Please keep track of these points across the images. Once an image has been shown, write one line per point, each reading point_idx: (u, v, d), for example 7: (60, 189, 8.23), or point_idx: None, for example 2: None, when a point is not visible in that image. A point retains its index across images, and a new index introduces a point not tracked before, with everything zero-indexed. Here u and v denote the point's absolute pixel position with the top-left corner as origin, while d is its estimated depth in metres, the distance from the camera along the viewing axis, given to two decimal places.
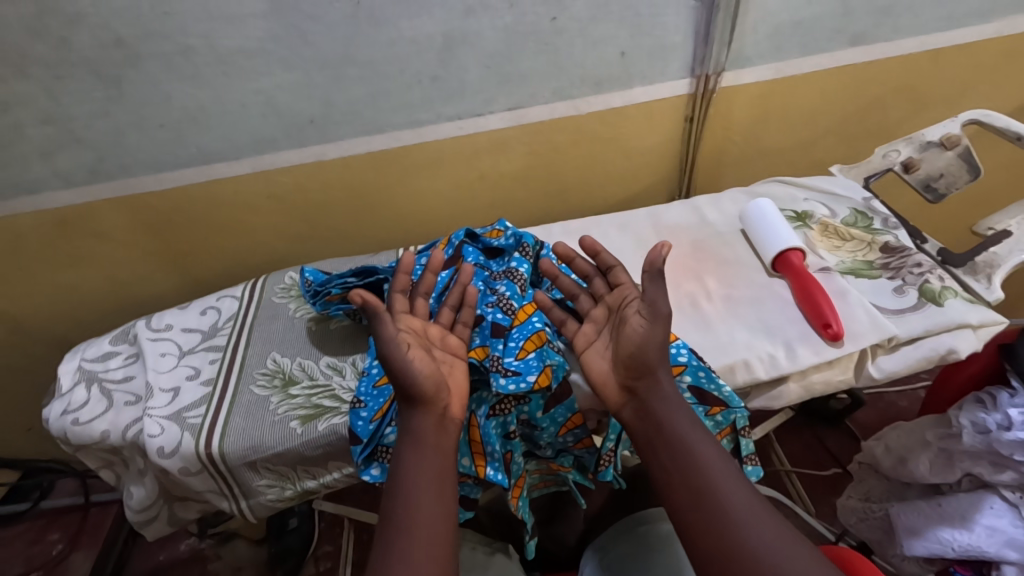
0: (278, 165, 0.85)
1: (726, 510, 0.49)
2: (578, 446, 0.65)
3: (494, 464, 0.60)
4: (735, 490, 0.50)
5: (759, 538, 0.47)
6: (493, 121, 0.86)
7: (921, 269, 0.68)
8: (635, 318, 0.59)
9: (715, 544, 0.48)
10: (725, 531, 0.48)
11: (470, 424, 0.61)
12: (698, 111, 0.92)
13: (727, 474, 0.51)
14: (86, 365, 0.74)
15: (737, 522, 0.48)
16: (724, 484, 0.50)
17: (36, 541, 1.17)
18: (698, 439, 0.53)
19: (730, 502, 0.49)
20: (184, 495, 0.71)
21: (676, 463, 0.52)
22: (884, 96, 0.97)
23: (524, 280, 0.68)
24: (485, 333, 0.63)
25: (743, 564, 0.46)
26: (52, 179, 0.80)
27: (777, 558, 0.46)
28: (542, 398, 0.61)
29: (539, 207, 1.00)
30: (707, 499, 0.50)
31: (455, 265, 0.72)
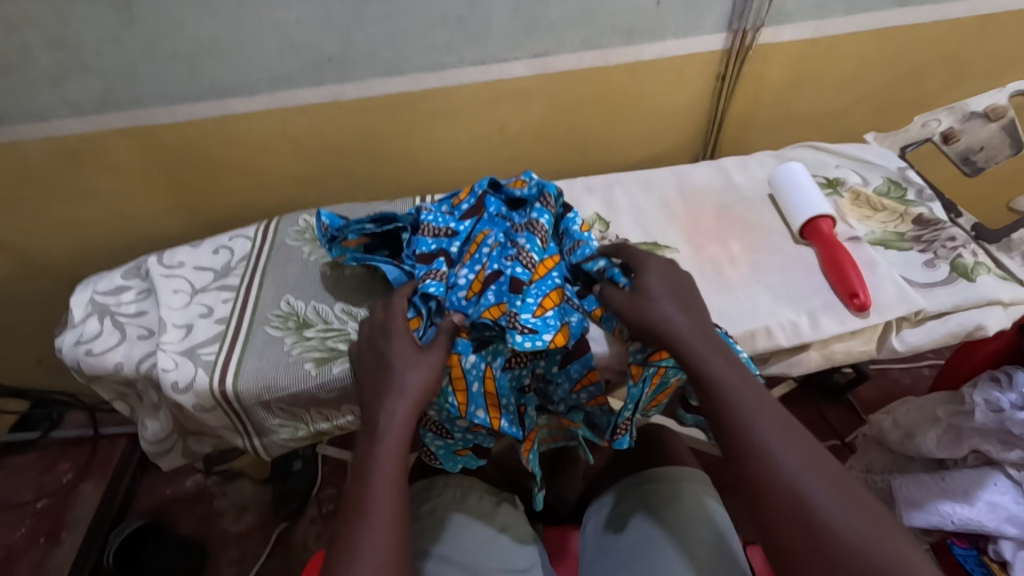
0: (294, 104, 0.82)
1: (753, 445, 0.50)
2: (590, 403, 0.65)
3: (508, 416, 0.61)
4: (768, 425, 0.51)
5: (788, 466, 0.48)
6: (516, 68, 0.83)
7: (954, 244, 0.66)
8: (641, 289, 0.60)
9: (748, 472, 0.50)
10: (757, 465, 0.49)
11: (484, 376, 0.60)
12: (731, 70, 0.88)
13: (756, 407, 0.52)
14: (98, 298, 0.73)
15: (761, 450, 0.50)
16: (752, 418, 0.51)
17: (46, 470, 1.19)
18: (730, 378, 0.53)
19: (761, 437, 0.50)
20: (198, 430, 0.71)
21: (712, 398, 0.53)
22: (925, 64, 0.93)
23: (545, 233, 0.67)
24: (501, 288, 0.60)
25: (773, 491, 0.48)
26: (62, 107, 0.77)
27: (806, 483, 0.48)
28: (559, 354, 0.61)
29: (556, 164, 0.98)
30: (736, 432, 0.51)
31: (477, 215, 0.69)
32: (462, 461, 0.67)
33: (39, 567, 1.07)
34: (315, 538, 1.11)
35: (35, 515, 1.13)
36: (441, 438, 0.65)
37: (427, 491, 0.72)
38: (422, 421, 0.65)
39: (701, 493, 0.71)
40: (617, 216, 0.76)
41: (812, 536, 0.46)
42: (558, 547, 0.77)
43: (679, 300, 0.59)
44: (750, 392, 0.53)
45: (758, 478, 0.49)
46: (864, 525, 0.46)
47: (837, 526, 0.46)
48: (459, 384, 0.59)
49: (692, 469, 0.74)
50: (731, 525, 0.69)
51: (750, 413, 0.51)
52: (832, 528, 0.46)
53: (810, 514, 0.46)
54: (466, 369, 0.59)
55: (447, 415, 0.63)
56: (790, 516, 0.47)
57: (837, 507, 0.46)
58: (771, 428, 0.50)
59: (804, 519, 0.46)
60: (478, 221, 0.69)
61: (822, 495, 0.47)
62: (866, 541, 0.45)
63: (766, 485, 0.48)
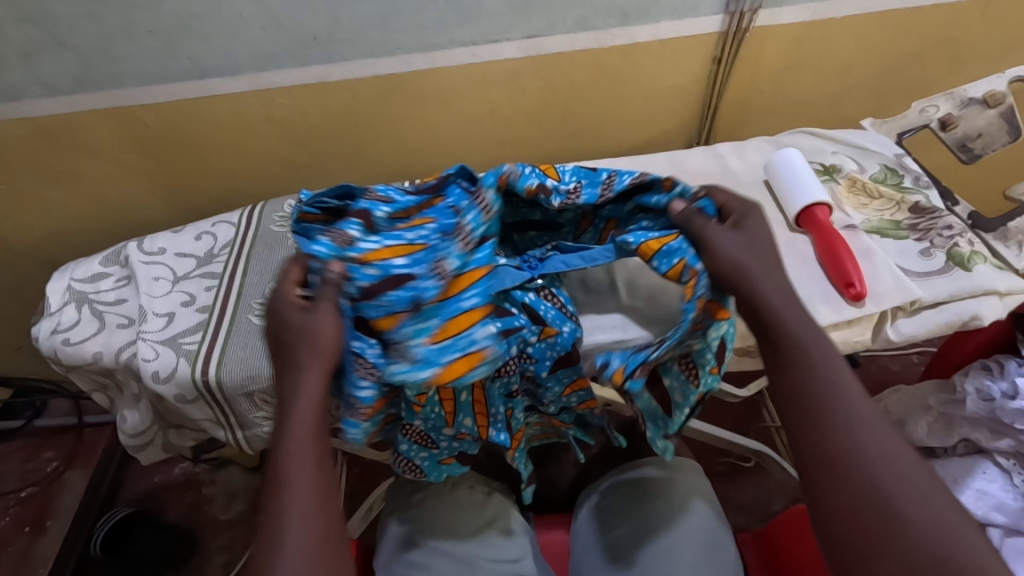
0: (278, 85, 0.79)
1: (831, 421, 0.45)
2: (580, 406, 0.64)
3: (496, 425, 0.60)
4: (852, 403, 0.45)
5: (869, 450, 0.43)
6: (508, 50, 0.80)
7: (951, 232, 0.65)
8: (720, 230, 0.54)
9: (819, 449, 0.44)
10: (830, 443, 0.44)
11: (368, 373, 0.53)
12: (727, 53, 0.86)
13: (840, 382, 0.46)
14: (76, 285, 0.71)
15: (838, 426, 0.44)
16: (835, 391, 0.46)
17: (30, 458, 1.17)
18: (816, 346, 0.48)
19: (840, 413, 0.45)
20: (180, 422, 0.69)
21: (789, 362, 0.48)
22: (923, 49, 0.91)
23: (469, 239, 0.56)
24: (408, 294, 0.53)
25: (847, 472, 0.43)
26: (35, 85, 0.74)
27: (884, 471, 0.42)
28: (549, 359, 0.58)
29: (548, 149, 0.96)
30: (813, 404, 0.46)
31: (430, 200, 0.60)
32: (447, 470, 0.66)
33: (24, 557, 1.05)
34: None
35: (19, 504, 1.11)
36: (426, 449, 0.63)
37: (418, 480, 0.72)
38: (406, 433, 0.61)
39: (694, 481, 0.71)
40: None
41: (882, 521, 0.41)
42: (551, 534, 0.77)
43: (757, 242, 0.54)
44: (833, 364, 0.47)
45: (831, 456, 0.44)
46: (936, 523, 0.40)
47: (908, 520, 0.41)
48: (446, 395, 0.57)
49: (684, 458, 0.74)
50: (722, 514, 0.70)
51: (833, 387, 0.46)
52: (902, 521, 0.41)
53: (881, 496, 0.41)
54: (455, 381, 0.57)
55: (434, 428, 0.60)
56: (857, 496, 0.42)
57: (913, 504, 0.41)
58: (854, 406, 0.45)
59: (876, 503, 0.41)
60: (425, 205, 0.60)
61: (895, 487, 0.42)
62: (940, 540, 0.40)
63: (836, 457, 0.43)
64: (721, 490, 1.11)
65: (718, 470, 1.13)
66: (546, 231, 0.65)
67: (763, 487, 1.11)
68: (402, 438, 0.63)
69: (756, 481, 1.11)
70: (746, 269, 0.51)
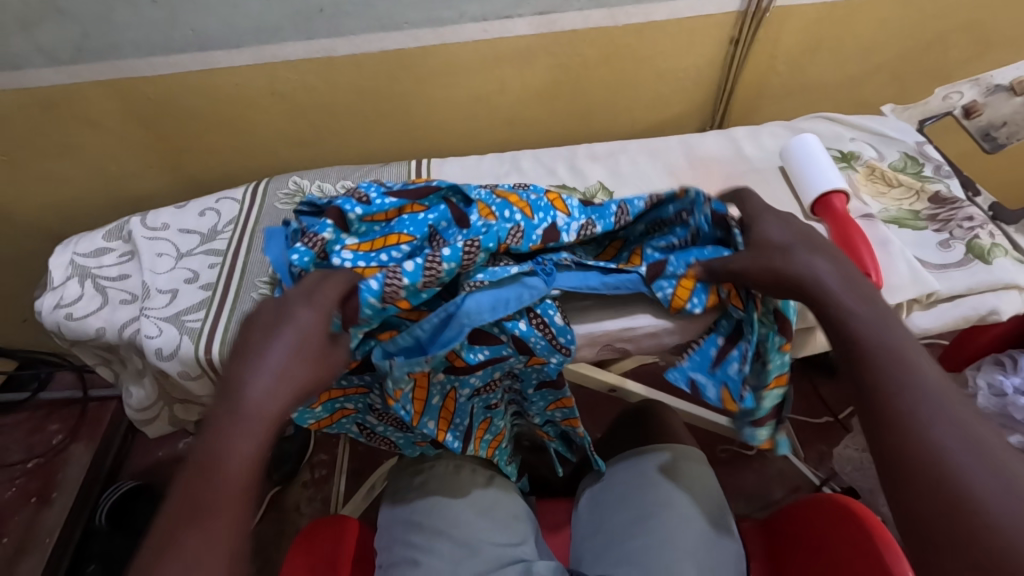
0: (283, 58, 0.77)
1: (893, 377, 0.41)
2: (565, 422, 0.65)
3: (454, 432, 0.60)
4: (917, 361, 0.41)
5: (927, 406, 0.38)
6: (520, 26, 0.78)
7: (971, 224, 0.64)
8: (807, 257, 0.51)
9: (879, 406, 0.40)
10: (888, 393, 0.40)
11: None
12: (745, 33, 0.83)
13: (902, 343, 0.43)
14: (78, 260, 0.70)
15: (900, 382, 0.40)
16: (894, 347, 0.42)
17: (36, 431, 1.18)
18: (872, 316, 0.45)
19: (905, 368, 0.41)
20: (184, 398, 0.69)
21: (849, 342, 0.44)
22: (947, 33, 0.88)
23: (437, 277, 0.53)
24: None
25: (903, 432, 0.38)
26: (35, 54, 0.73)
27: (945, 433, 0.37)
28: (535, 378, 0.60)
29: (558, 129, 0.94)
30: (876, 357, 0.42)
31: (409, 208, 0.59)
32: (420, 448, 0.68)
33: (30, 528, 1.06)
34: (307, 501, 1.12)
35: (25, 475, 1.12)
36: (401, 431, 0.65)
37: (419, 463, 0.71)
38: (383, 417, 0.63)
39: (698, 469, 0.70)
40: (620, 185, 0.74)
41: (964, 530, 0.34)
42: (552, 518, 0.77)
43: (814, 251, 0.52)
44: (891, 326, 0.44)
45: (888, 408, 0.39)
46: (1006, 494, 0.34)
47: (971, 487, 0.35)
48: (420, 394, 0.56)
49: (688, 447, 0.73)
50: (724, 504, 0.69)
51: (893, 344, 0.43)
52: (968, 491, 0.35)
53: (961, 505, 0.35)
54: (432, 382, 0.56)
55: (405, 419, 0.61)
56: (933, 504, 0.35)
57: (982, 473, 0.35)
58: (917, 365, 0.41)
59: (929, 479, 0.36)
60: (403, 212, 0.59)
61: (959, 450, 0.36)
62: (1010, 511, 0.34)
63: (909, 454, 0.37)
64: (721, 477, 1.11)
65: (720, 457, 1.13)
66: None
67: (764, 474, 1.12)
68: (376, 420, 0.64)
69: (757, 468, 1.11)
70: (804, 282, 0.49)
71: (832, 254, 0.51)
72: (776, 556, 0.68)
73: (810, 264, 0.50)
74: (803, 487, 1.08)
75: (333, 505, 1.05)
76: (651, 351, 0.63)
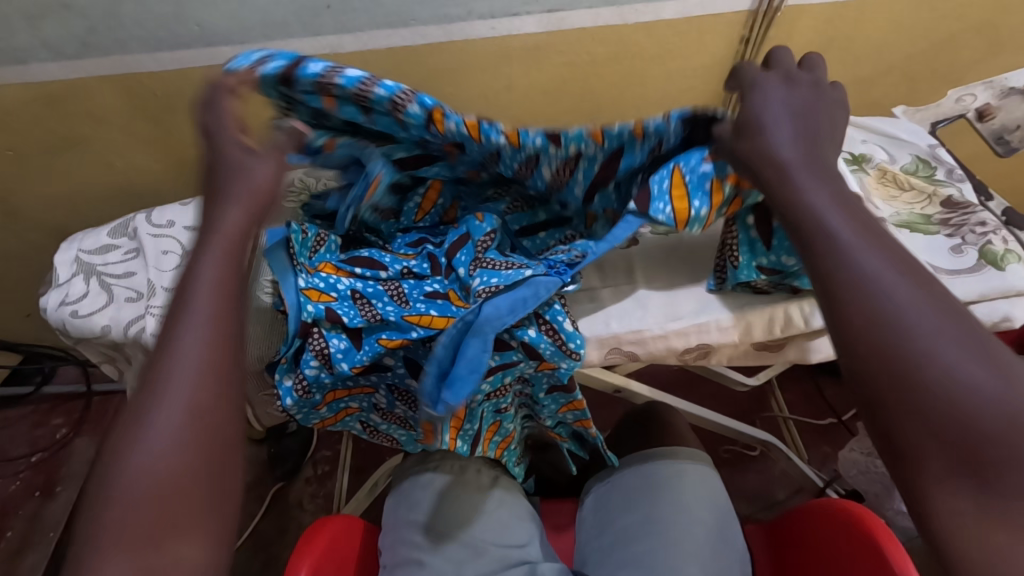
0: (289, 54, 0.76)
1: (850, 247, 0.36)
2: (576, 424, 0.65)
3: (464, 438, 0.61)
4: (871, 230, 0.37)
5: (898, 287, 0.34)
6: (528, 23, 0.77)
7: (985, 229, 0.63)
8: (778, 117, 0.43)
9: (841, 278, 0.35)
10: (847, 268, 0.36)
11: (319, 353, 0.55)
12: (755, 32, 0.82)
13: (853, 210, 0.38)
14: (84, 257, 0.70)
15: (858, 251, 0.36)
16: (851, 216, 0.38)
17: (40, 424, 1.18)
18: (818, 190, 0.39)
19: (872, 244, 0.36)
20: None
21: (806, 216, 0.39)
22: (962, 33, 0.87)
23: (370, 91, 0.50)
24: (343, 288, 0.57)
25: (881, 315, 0.34)
26: (40, 48, 0.72)
27: (913, 313, 0.33)
28: (546, 382, 0.60)
29: (565, 127, 0.93)
30: (831, 228, 0.37)
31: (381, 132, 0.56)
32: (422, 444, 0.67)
33: (34, 521, 1.07)
34: (309, 497, 1.12)
35: (30, 468, 1.13)
36: (405, 428, 0.65)
37: (424, 461, 0.70)
38: (388, 416, 0.63)
39: (704, 473, 0.70)
40: None
41: (915, 388, 0.32)
42: (558, 518, 0.77)
43: (796, 112, 0.44)
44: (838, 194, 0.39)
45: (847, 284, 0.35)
46: (981, 370, 0.32)
47: (942, 372, 0.32)
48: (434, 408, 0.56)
49: (694, 449, 0.73)
50: (730, 509, 0.68)
51: (850, 213, 0.38)
52: (939, 368, 0.32)
53: (913, 359, 0.32)
54: None
55: (411, 416, 0.61)
56: (894, 383, 0.32)
57: (949, 344, 0.33)
58: (875, 236, 0.37)
59: (898, 358, 0.33)
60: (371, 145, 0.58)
61: (930, 331, 0.33)
62: (979, 385, 0.31)
63: (865, 336, 0.34)
64: (723, 476, 1.11)
65: (722, 456, 1.13)
66: (556, 228, 0.62)
67: (766, 474, 1.11)
68: (379, 418, 0.64)
69: (758, 468, 1.11)
70: (788, 164, 0.41)
71: (797, 112, 0.44)
72: (782, 561, 0.68)
73: (772, 131, 0.43)
74: (806, 488, 1.08)
75: (336, 501, 1.05)
76: (660, 355, 0.62)
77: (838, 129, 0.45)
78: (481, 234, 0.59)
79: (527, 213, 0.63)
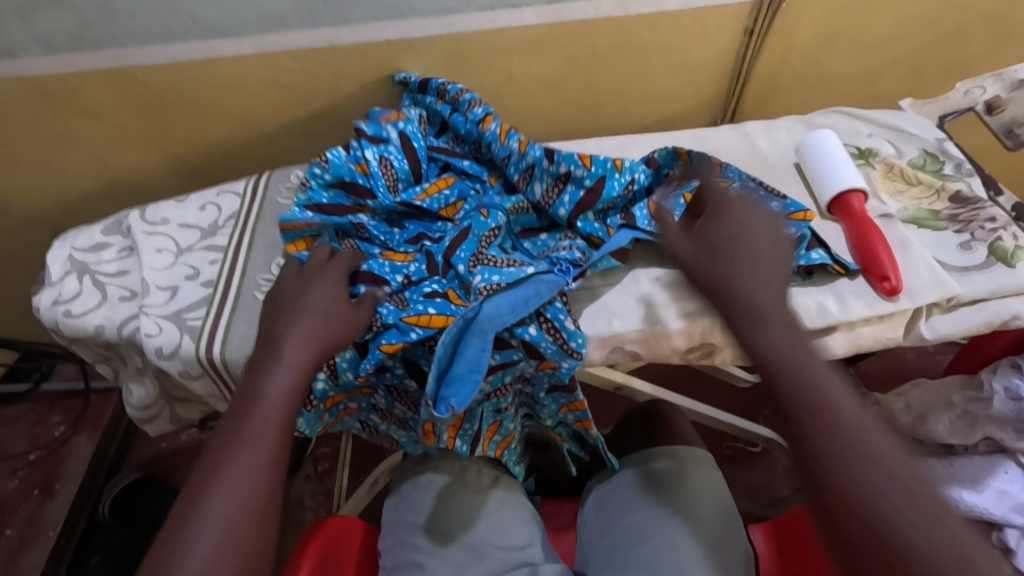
0: (285, 48, 0.75)
1: (830, 416, 0.45)
2: (577, 424, 0.64)
3: (463, 437, 0.60)
4: (838, 395, 0.46)
5: (864, 455, 0.43)
6: (528, 16, 0.76)
7: (994, 224, 0.62)
8: (744, 261, 0.53)
9: (812, 440, 0.44)
10: (816, 431, 0.45)
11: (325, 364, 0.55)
12: (760, 24, 0.81)
13: (832, 382, 0.47)
14: (77, 255, 0.69)
15: (830, 413, 0.45)
16: (817, 382, 0.47)
17: (39, 422, 1.17)
18: (793, 351, 0.48)
19: (844, 412, 0.45)
20: (185, 396, 0.68)
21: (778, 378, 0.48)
22: (971, 23, 0.86)
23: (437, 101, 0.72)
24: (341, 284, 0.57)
25: (843, 484, 0.42)
26: (32, 42, 0.71)
27: (875, 477, 0.42)
28: (546, 382, 0.59)
29: (567, 122, 0.92)
30: (806, 397, 0.46)
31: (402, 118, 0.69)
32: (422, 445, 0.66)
33: (33, 519, 1.06)
34: (310, 495, 1.11)
35: (28, 467, 1.12)
36: (403, 429, 0.63)
37: (422, 461, 0.70)
38: (387, 416, 0.62)
39: (706, 471, 0.68)
40: None
41: (883, 554, 0.40)
42: (560, 518, 0.77)
43: (764, 250, 0.54)
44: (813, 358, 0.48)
45: (814, 438, 0.44)
46: (922, 524, 0.40)
47: (901, 536, 0.40)
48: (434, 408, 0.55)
49: (696, 448, 0.71)
50: (735, 508, 0.67)
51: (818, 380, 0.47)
52: (898, 535, 0.40)
53: (877, 524, 0.41)
54: None
55: (410, 416, 0.60)
56: (863, 548, 0.41)
57: (904, 509, 0.41)
58: (842, 401, 0.46)
59: (865, 520, 0.41)
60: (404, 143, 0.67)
61: (890, 494, 0.41)
62: (926, 540, 0.40)
63: (845, 500, 0.42)
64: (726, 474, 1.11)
65: (725, 453, 1.12)
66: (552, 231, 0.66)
67: (769, 471, 1.11)
68: (379, 419, 0.63)
69: (761, 464, 1.11)
70: (754, 302, 0.51)
71: (758, 259, 0.53)
72: (788, 562, 0.66)
73: (742, 276, 0.52)
74: None
75: (336, 499, 1.04)
76: (663, 354, 0.61)
77: (786, 245, 0.55)
78: (485, 229, 0.60)
79: (529, 215, 0.66)
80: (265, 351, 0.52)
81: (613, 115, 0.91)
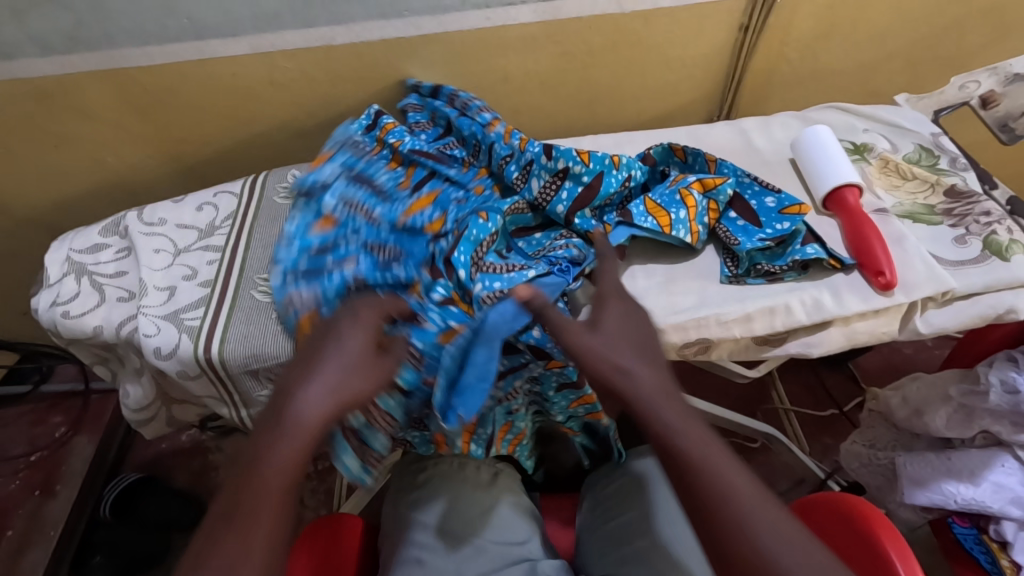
0: (281, 47, 0.75)
1: (720, 488, 0.42)
2: (588, 416, 0.64)
3: (477, 441, 0.63)
4: (732, 469, 0.43)
5: (764, 537, 0.40)
6: (524, 13, 0.76)
7: (989, 219, 0.62)
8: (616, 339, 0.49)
9: (714, 529, 0.41)
10: (720, 514, 0.41)
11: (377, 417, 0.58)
12: (756, 19, 0.81)
13: (723, 454, 0.44)
14: (75, 256, 0.69)
15: (724, 492, 0.42)
16: (714, 457, 0.43)
17: (39, 423, 1.17)
18: (687, 427, 0.45)
19: (736, 483, 0.42)
20: (183, 397, 0.68)
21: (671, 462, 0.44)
22: (966, 17, 0.86)
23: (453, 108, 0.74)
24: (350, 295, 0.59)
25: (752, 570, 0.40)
26: (27, 43, 0.71)
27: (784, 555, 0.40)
28: (554, 380, 0.60)
29: (563, 118, 0.92)
30: (695, 474, 0.43)
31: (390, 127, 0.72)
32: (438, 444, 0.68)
33: (34, 519, 1.06)
34: (310, 493, 1.11)
35: (29, 467, 1.12)
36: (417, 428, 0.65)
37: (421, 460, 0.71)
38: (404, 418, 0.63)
39: None
40: None
41: None
42: (558, 514, 0.77)
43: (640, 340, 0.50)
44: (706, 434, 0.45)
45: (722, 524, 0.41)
46: None
47: None
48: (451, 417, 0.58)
49: None
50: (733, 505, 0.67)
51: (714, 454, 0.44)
52: None
53: None
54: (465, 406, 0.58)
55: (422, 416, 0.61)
56: None
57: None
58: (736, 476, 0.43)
59: None
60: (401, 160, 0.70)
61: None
62: None
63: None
64: None
65: None
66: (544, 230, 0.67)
67: (767, 465, 1.11)
68: None
69: (759, 459, 1.11)
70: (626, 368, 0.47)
71: (636, 337, 0.50)
72: None
73: (624, 356, 0.48)
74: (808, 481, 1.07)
75: (336, 497, 1.04)
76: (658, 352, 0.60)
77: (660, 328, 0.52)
78: (486, 234, 0.60)
79: (525, 215, 0.65)
80: (280, 398, 0.46)
81: (609, 111, 0.91)
